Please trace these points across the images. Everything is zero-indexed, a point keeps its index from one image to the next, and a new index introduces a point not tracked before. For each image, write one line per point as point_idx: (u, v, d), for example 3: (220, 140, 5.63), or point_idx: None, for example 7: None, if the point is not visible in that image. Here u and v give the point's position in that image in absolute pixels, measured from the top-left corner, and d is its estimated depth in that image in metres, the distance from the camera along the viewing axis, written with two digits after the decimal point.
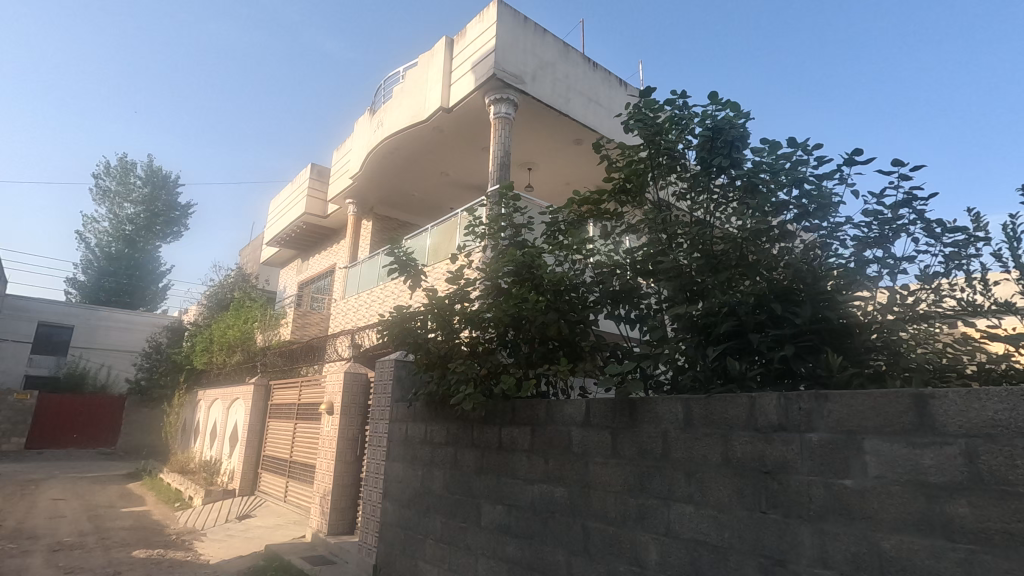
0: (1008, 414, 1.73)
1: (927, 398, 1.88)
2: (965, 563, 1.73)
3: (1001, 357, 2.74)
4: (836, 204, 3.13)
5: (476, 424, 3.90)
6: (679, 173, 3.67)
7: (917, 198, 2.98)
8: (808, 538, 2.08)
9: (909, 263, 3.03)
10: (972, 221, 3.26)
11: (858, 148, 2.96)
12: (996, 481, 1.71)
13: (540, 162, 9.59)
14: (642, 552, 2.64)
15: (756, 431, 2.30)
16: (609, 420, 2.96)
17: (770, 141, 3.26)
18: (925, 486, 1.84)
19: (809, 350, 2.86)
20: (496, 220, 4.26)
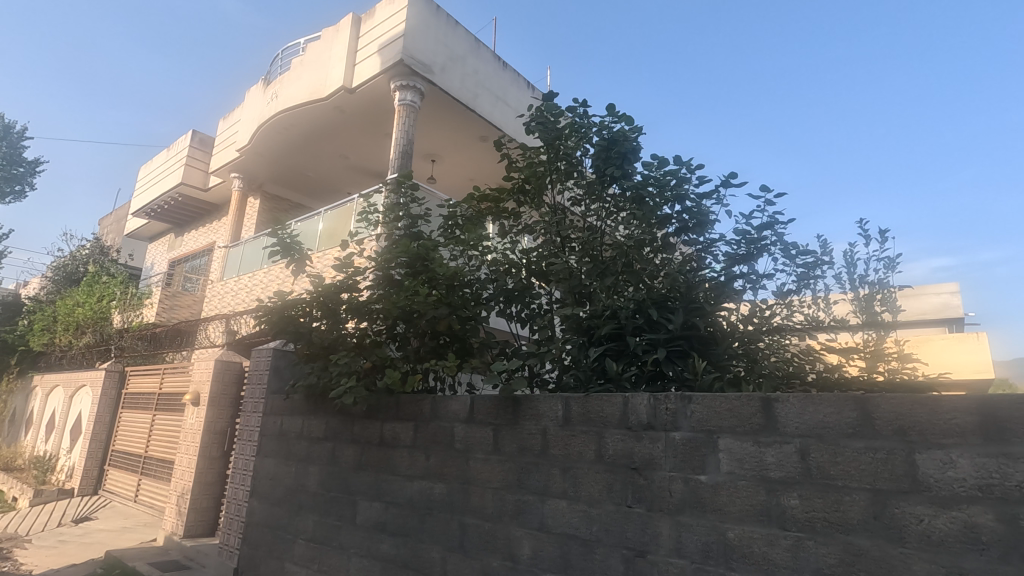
0: (835, 417, 1.96)
1: (773, 401, 2.09)
2: (794, 548, 1.93)
3: (834, 366, 3.16)
4: (712, 222, 3.40)
5: (357, 419, 3.75)
6: (576, 179, 3.79)
7: (778, 222, 3.32)
8: (666, 529, 2.23)
9: (768, 280, 3.38)
10: (821, 247, 3.71)
11: (733, 172, 3.27)
12: (821, 476, 1.93)
13: (443, 154, 9.46)
14: (515, 547, 2.69)
15: (628, 430, 2.43)
16: (492, 417, 2.98)
17: (659, 157, 3.47)
18: (767, 480, 2.04)
19: (679, 354, 3.05)
20: (393, 209, 4.14)
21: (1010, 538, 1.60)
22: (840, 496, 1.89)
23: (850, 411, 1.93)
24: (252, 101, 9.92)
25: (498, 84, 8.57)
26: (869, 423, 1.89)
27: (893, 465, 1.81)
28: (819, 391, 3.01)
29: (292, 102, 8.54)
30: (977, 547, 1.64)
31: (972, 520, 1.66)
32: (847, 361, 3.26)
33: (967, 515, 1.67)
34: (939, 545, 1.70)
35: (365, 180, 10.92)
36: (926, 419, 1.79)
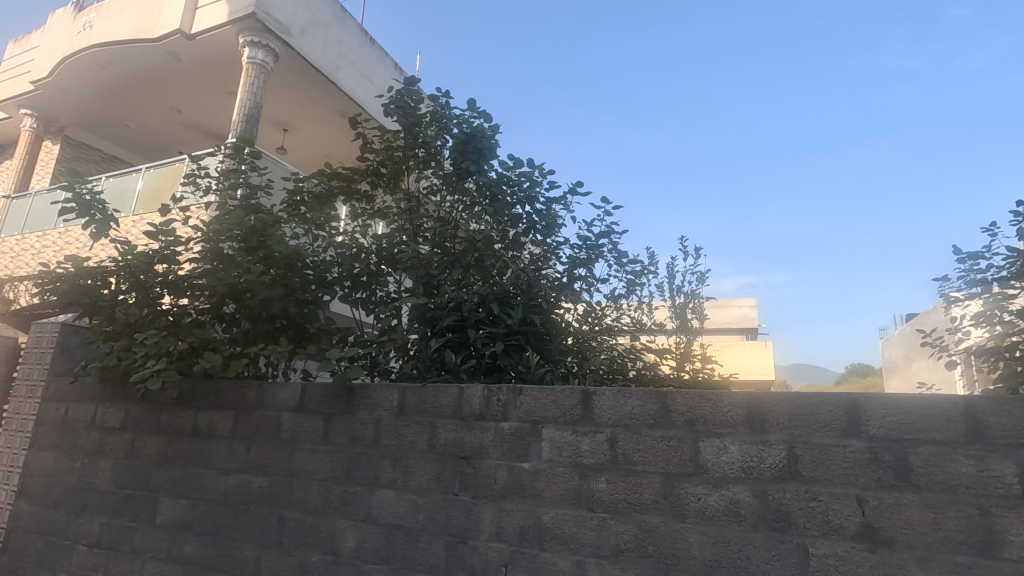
0: (640, 409, 2.20)
1: (592, 394, 2.28)
2: (597, 527, 2.13)
3: (651, 364, 3.57)
4: (559, 226, 3.61)
5: (166, 406, 3.32)
6: (434, 168, 3.76)
7: (614, 231, 3.63)
8: (489, 515, 2.32)
9: (602, 283, 3.68)
10: (648, 257, 4.15)
11: (579, 181, 3.51)
12: (625, 462, 2.16)
13: (297, 125, 8.79)
14: (337, 540, 2.60)
15: (460, 420, 2.48)
16: (323, 406, 2.84)
17: (515, 158, 3.60)
18: (581, 466, 2.22)
19: (515, 348, 3.16)
20: (228, 175, 3.74)
21: (760, 510, 1.93)
22: (638, 479, 2.12)
23: (652, 404, 2.18)
24: (58, 27, 8.28)
25: (363, 59, 8.21)
26: (666, 414, 2.15)
27: (682, 452, 2.08)
28: (636, 386, 3.38)
29: (113, 37, 7.30)
30: (737, 519, 1.95)
31: (735, 496, 1.97)
32: (662, 360, 3.68)
33: (732, 492, 1.98)
34: (710, 519, 1.99)
35: (201, 139, 9.74)
36: (709, 412, 2.09)
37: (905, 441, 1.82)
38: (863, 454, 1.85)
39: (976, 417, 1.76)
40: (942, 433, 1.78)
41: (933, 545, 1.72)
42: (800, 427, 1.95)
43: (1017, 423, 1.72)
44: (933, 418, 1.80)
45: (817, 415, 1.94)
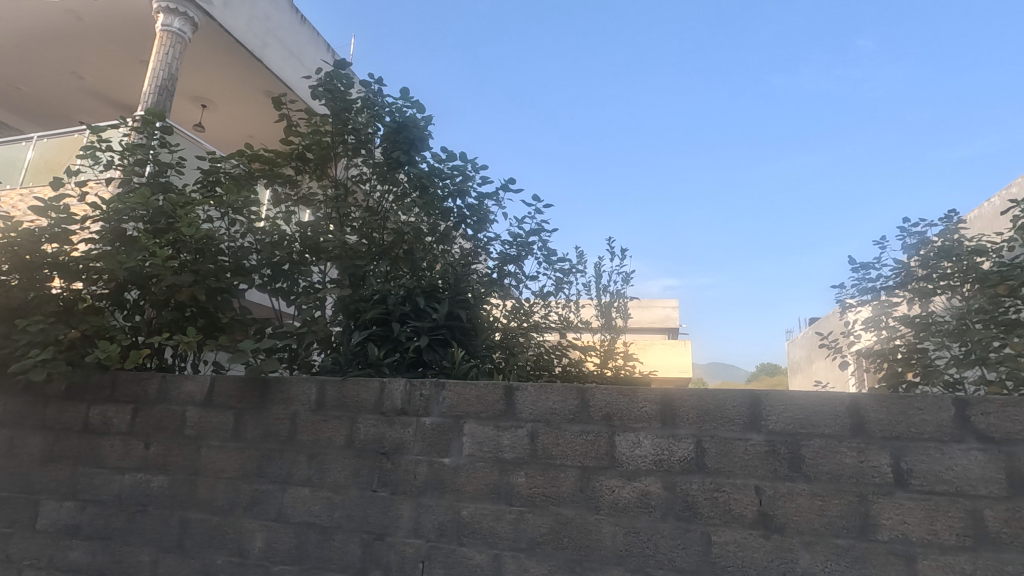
0: (561, 405, 2.24)
1: (514, 389, 2.30)
2: (515, 521, 2.15)
3: (577, 361, 3.64)
4: (490, 221, 3.62)
5: (52, 400, 3.02)
6: (364, 157, 3.64)
7: (544, 229, 3.68)
8: (407, 512, 2.29)
9: (531, 280, 3.72)
10: (577, 256, 4.24)
11: (511, 177, 3.53)
12: (545, 456, 2.19)
13: (217, 101, 8.26)
14: (245, 541, 2.48)
15: (381, 415, 2.43)
16: (234, 400, 2.69)
17: (448, 150, 3.57)
18: (501, 461, 2.23)
19: (440, 343, 3.12)
20: (134, 150, 3.44)
21: (668, 501, 2.02)
22: (556, 472, 2.16)
23: (572, 399, 2.23)
24: None
25: (292, 38, 7.85)
26: (585, 409, 2.20)
27: (599, 446, 2.14)
28: (561, 382, 3.44)
29: None
30: (647, 510, 2.04)
31: (647, 488, 2.05)
32: (587, 357, 3.77)
33: (644, 485, 2.06)
34: (622, 510, 2.06)
35: (105, 109, 8.93)
36: (625, 407, 2.16)
37: (799, 434, 1.96)
38: (762, 447, 1.98)
39: (859, 412, 1.93)
40: (830, 427, 1.94)
41: (819, 530, 1.87)
42: (707, 422, 2.06)
43: (893, 418, 1.90)
44: (823, 413, 1.96)
45: (723, 410, 2.06)
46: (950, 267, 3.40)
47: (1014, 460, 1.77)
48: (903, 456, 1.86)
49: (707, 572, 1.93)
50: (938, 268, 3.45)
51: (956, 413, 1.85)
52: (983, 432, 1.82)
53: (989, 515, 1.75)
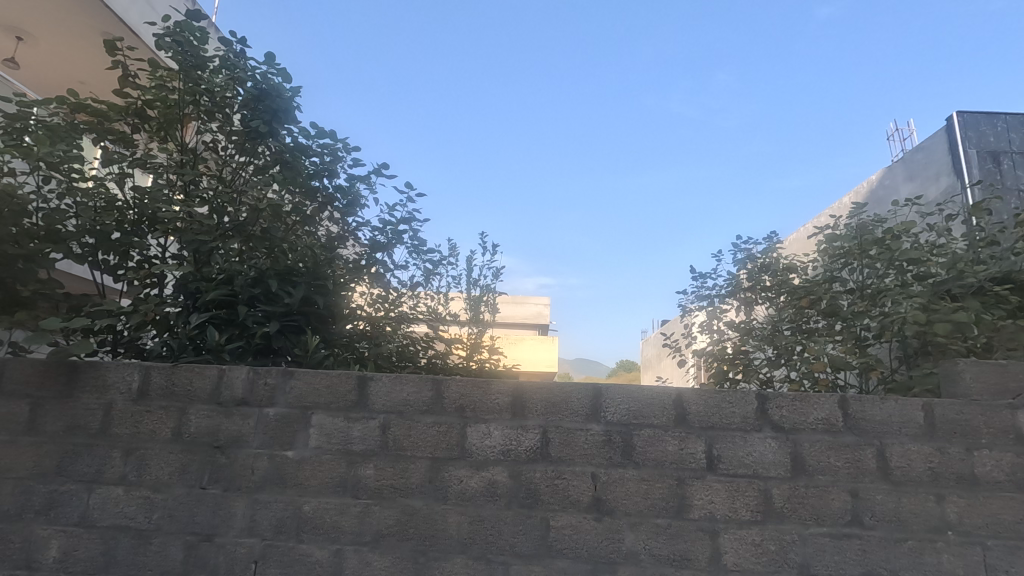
0: (415, 396, 2.22)
1: (368, 379, 2.23)
2: (360, 515, 2.10)
3: (444, 354, 3.57)
4: (360, 206, 3.48)
5: None
6: (220, 122, 3.29)
7: (416, 218, 3.62)
8: (241, 509, 2.12)
9: (400, 269, 3.64)
10: (449, 248, 4.24)
11: (385, 162, 3.42)
12: (395, 448, 2.16)
13: (36, 37, 7.02)
14: (36, 550, 2.13)
15: (217, 405, 2.23)
16: (31, 387, 2.29)
17: (318, 126, 3.36)
18: (349, 453, 2.16)
19: (293, 330, 2.94)
20: None
21: (513, 489, 2.10)
22: (406, 464, 2.14)
23: (427, 391, 2.22)
24: None
25: None
26: (439, 401, 2.21)
27: (450, 437, 2.16)
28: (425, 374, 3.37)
29: None
30: (492, 498, 2.09)
31: (493, 477, 2.11)
32: (453, 348, 3.71)
33: (491, 474, 2.12)
34: (468, 500, 2.10)
35: None
36: (478, 399, 2.20)
37: (632, 425, 2.15)
38: (600, 436, 2.14)
39: (683, 405, 2.16)
40: (658, 417, 2.15)
41: (643, 511, 2.06)
42: (553, 413, 2.17)
43: (709, 411, 2.15)
44: (653, 406, 2.17)
45: (568, 402, 2.18)
46: (768, 280, 3.93)
47: (797, 446, 2.10)
48: (715, 444, 2.11)
49: (544, 555, 2.04)
50: (760, 281, 3.97)
51: (758, 406, 2.15)
52: (777, 422, 2.13)
53: (776, 492, 2.05)
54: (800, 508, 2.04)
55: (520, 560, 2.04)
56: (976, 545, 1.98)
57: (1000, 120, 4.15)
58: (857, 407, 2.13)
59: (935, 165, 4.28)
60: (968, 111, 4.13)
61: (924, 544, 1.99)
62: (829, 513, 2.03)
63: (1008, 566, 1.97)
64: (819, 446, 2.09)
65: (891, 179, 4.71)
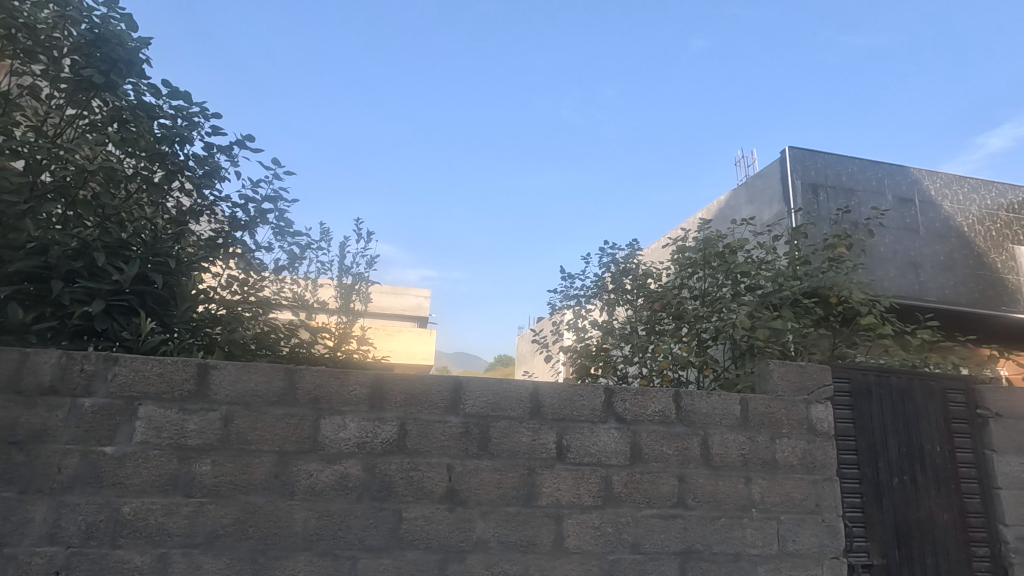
0: (264, 386, 2.08)
1: (210, 367, 2.05)
2: (192, 515, 1.92)
3: (307, 343, 3.22)
4: (220, 179, 3.18)
5: None
6: (44, 66, 2.82)
7: (283, 197, 3.38)
8: (42, 514, 1.85)
9: (263, 251, 3.38)
10: (321, 233, 4.02)
11: (250, 134, 3.16)
12: (238, 441, 2.01)
13: None
14: None
15: (16, 395, 1.92)
16: None
17: (171, 86, 3.02)
18: (183, 448, 1.97)
19: (123, 311, 2.58)
20: None
21: (366, 482, 2.06)
22: (250, 458, 2.00)
23: (278, 381, 2.09)
24: None
25: None
26: (291, 391, 2.09)
27: (301, 429, 2.06)
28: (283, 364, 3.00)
29: None
30: (344, 492, 2.03)
31: (346, 470, 2.05)
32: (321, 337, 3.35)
33: (343, 467, 2.05)
34: (318, 494, 2.01)
35: None
36: (334, 390, 2.12)
37: (490, 416, 2.21)
38: (457, 428, 2.17)
39: (538, 398, 2.27)
40: (514, 410, 2.24)
41: (494, 500, 2.12)
42: (412, 405, 2.16)
43: (562, 403, 2.28)
44: (510, 398, 2.25)
45: (428, 394, 2.19)
46: (630, 283, 4.23)
47: (636, 436, 2.30)
48: (565, 434, 2.24)
49: (394, 548, 2.02)
50: (622, 283, 4.27)
51: (605, 399, 2.32)
52: (620, 414, 2.31)
53: (616, 478, 2.23)
54: (636, 492, 2.24)
55: (369, 553, 2.00)
56: (773, 520, 2.32)
57: (820, 158, 4.86)
58: (688, 401, 2.38)
59: (770, 191, 4.90)
60: (797, 147, 4.78)
61: (734, 520, 2.28)
62: (658, 497, 2.25)
63: (795, 536, 2.32)
64: (655, 435, 2.31)
65: (736, 200, 5.31)
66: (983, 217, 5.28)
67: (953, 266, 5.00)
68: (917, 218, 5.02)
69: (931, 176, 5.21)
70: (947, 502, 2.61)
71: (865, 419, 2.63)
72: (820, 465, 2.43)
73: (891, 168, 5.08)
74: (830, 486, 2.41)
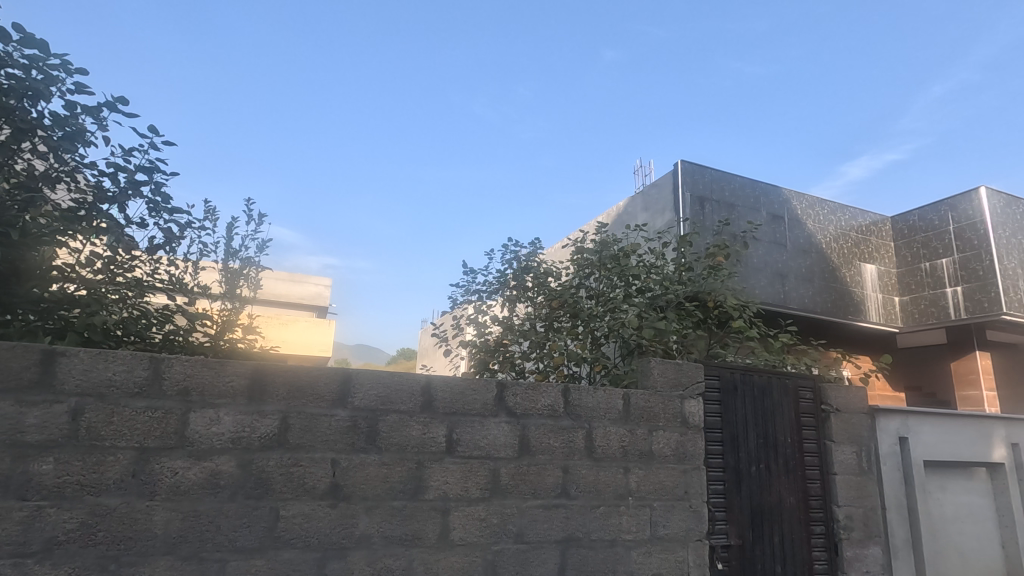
0: (124, 375, 1.88)
1: (57, 354, 1.82)
2: (26, 520, 1.70)
3: (186, 329, 2.96)
4: (84, 144, 2.82)
5: None
6: None
7: (160, 170, 3.06)
8: None
9: (135, 228, 3.03)
10: (206, 211, 3.70)
11: (124, 96, 2.83)
12: (88, 437, 1.80)
13: None
14: None
15: None
16: None
17: (25, 33, 2.63)
18: (19, 445, 1.74)
19: None
20: None
21: (240, 479, 1.93)
22: (102, 456, 1.81)
23: (141, 370, 1.90)
24: None
25: None
26: (156, 382, 1.91)
27: (166, 424, 1.89)
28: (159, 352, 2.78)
29: None
30: (213, 491, 1.89)
31: (217, 467, 1.91)
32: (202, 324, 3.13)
33: (215, 464, 1.91)
34: (183, 494, 1.86)
35: None
36: (207, 381, 1.97)
37: (379, 411, 2.16)
38: (344, 422, 2.10)
39: (430, 391, 2.25)
40: (406, 403, 2.21)
41: (380, 495, 2.08)
42: (297, 397, 2.07)
43: (454, 397, 2.29)
44: (401, 391, 2.21)
45: (314, 386, 2.10)
46: (531, 281, 4.30)
47: (525, 429, 2.36)
48: (455, 428, 2.25)
49: (268, 548, 1.92)
50: (524, 280, 4.32)
51: (497, 393, 2.36)
52: (511, 408, 2.36)
53: (503, 471, 2.28)
54: (522, 484, 2.30)
55: (240, 555, 1.88)
56: (647, 507, 2.49)
57: (707, 173, 5.26)
58: (576, 395, 2.48)
59: (663, 200, 5.23)
60: (688, 161, 5.14)
61: (611, 508, 2.42)
62: (543, 488, 2.33)
63: (665, 521, 2.51)
64: (543, 429, 2.39)
65: (632, 206, 5.61)
66: (838, 237, 6.00)
67: (812, 279, 5.64)
68: (785, 234, 5.59)
69: (799, 197, 5.83)
70: (793, 487, 2.95)
71: (730, 414, 2.89)
72: (690, 455, 2.64)
73: (767, 187, 5.62)
74: (697, 474, 2.63)
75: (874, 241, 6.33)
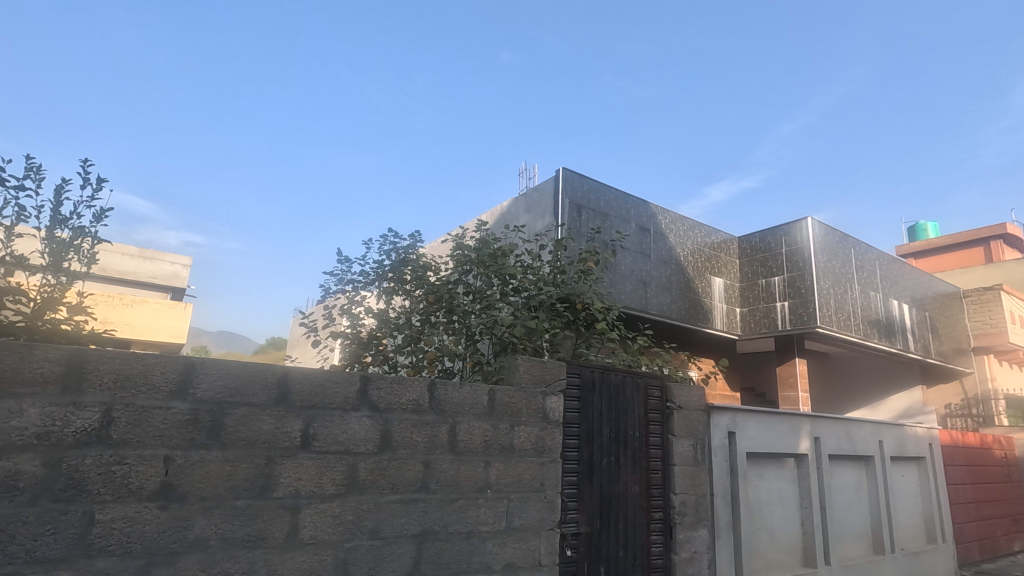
0: None
1: None
2: None
3: None
4: None
5: None
6: None
7: None
8: None
9: None
10: (27, 168, 3.14)
11: None
12: None
13: None
14: None
15: None
16: None
17: None
18: None
19: None
20: None
21: (46, 480, 1.68)
22: None
23: None
24: None
25: None
26: None
27: None
28: None
29: None
30: (8, 494, 1.63)
31: (15, 467, 1.65)
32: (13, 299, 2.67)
33: (13, 463, 1.65)
34: None
35: None
36: (9, 367, 1.70)
37: (225, 404, 2.00)
38: (183, 415, 1.91)
39: (285, 383, 2.13)
40: (257, 396, 2.07)
41: (221, 494, 1.93)
42: (125, 388, 1.85)
43: (312, 390, 2.19)
44: (254, 383, 2.07)
45: (147, 376, 1.89)
46: (409, 274, 4.23)
47: (388, 424, 2.32)
48: (312, 422, 2.16)
49: (78, 557, 1.69)
50: (401, 273, 4.24)
51: (360, 387, 2.30)
52: (374, 402, 2.31)
53: (362, 466, 2.23)
54: (381, 479, 2.26)
55: (39, 567, 1.64)
56: (504, 499, 2.57)
57: (586, 182, 5.56)
58: (442, 390, 2.49)
59: (544, 204, 5.44)
60: (569, 169, 5.39)
61: (470, 501, 2.46)
62: (402, 483, 2.31)
63: (521, 512, 2.61)
64: (406, 423, 2.37)
65: (515, 208, 5.77)
66: (694, 251, 6.65)
67: (670, 288, 6.19)
68: (650, 246, 6.08)
69: (664, 213, 6.37)
70: (637, 477, 3.22)
71: (588, 409, 3.09)
72: (548, 448, 2.77)
73: (638, 201, 6.07)
74: (553, 467, 2.76)
75: (723, 257, 7.11)
